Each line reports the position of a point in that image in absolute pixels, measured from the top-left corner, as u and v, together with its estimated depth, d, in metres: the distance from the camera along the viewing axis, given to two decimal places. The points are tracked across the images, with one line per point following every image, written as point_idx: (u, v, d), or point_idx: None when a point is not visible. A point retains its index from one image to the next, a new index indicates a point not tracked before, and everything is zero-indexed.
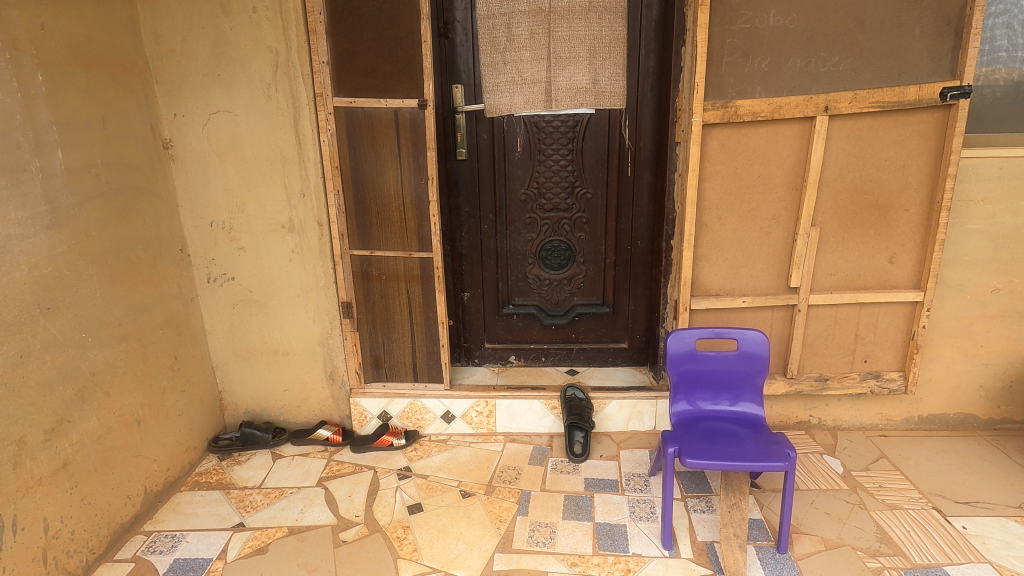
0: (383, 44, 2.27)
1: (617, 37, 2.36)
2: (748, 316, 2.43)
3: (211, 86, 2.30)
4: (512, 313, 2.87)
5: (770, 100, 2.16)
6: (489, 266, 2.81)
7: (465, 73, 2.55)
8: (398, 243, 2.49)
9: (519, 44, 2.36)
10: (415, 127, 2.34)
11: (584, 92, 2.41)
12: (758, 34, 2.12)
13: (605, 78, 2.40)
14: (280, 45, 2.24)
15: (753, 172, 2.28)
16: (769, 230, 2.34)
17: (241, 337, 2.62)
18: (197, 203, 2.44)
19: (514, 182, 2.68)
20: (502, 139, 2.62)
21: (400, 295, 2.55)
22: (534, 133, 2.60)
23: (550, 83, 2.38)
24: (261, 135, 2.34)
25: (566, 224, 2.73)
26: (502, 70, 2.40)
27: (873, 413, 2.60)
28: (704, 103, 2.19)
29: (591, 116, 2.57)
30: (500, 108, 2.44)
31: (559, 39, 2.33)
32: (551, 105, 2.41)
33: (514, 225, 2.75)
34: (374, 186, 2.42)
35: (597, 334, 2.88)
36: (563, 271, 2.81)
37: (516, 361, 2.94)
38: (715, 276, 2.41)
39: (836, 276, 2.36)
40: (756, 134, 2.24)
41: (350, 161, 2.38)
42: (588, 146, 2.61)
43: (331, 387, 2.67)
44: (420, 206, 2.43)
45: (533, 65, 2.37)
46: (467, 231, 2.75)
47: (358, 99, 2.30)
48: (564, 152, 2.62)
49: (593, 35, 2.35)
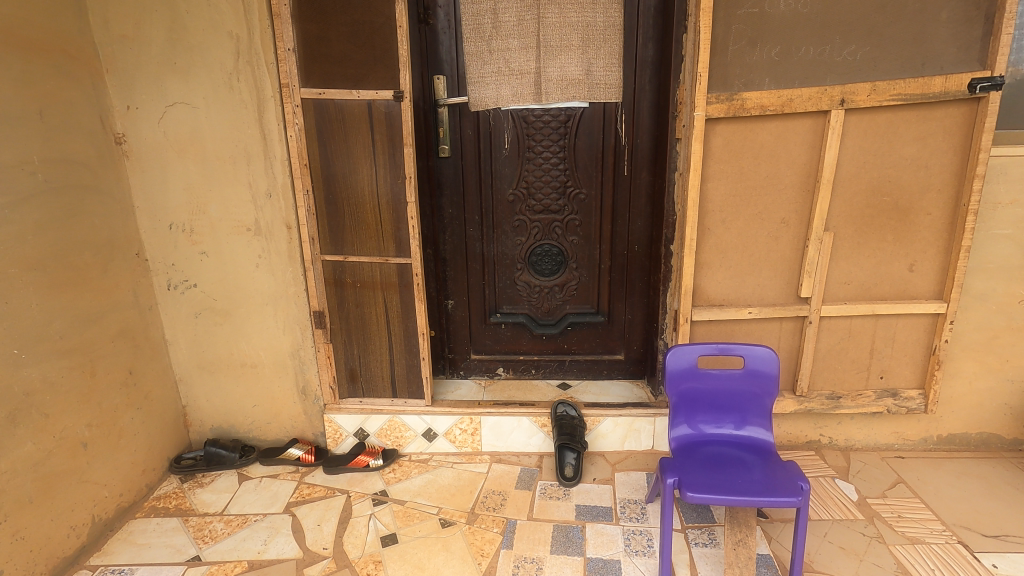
0: (354, 28, 2.03)
1: (613, 24, 2.19)
2: (754, 328, 2.24)
3: (167, 76, 2.09)
4: (500, 322, 2.66)
5: (781, 92, 1.97)
6: (476, 272, 2.60)
7: (448, 63, 2.35)
8: (374, 248, 2.25)
9: (506, 32, 2.21)
10: (390, 122, 2.11)
11: (576, 84, 2.25)
12: (767, 19, 1.93)
13: (599, 68, 2.24)
14: (241, 31, 2.03)
15: (760, 172, 2.08)
16: (778, 234, 2.14)
17: (206, 348, 2.42)
18: (156, 203, 2.23)
19: (501, 182, 2.47)
20: (488, 134, 2.41)
21: (377, 304, 2.33)
22: (522, 128, 2.40)
23: (539, 74, 2.23)
24: (223, 130, 2.13)
25: (558, 227, 2.52)
26: (488, 60, 2.25)
27: (889, 432, 2.41)
28: (707, 95, 1.99)
29: (585, 109, 2.36)
30: (484, 101, 2.28)
31: (549, 26, 2.18)
32: (540, 98, 2.26)
33: (501, 228, 2.53)
34: (347, 186, 2.19)
35: (591, 344, 2.68)
36: (554, 277, 2.59)
37: (504, 374, 2.73)
38: (719, 285, 2.21)
39: (851, 285, 2.16)
40: (764, 130, 2.04)
41: (320, 158, 2.17)
42: (582, 142, 2.41)
43: (303, 402, 2.48)
44: (397, 207, 2.19)
45: (521, 54, 2.22)
46: (452, 234, 2.55)
47: (327, 90, 2.08)
48: (555, 149, 2.42)
49: (586, 20, 2.19)
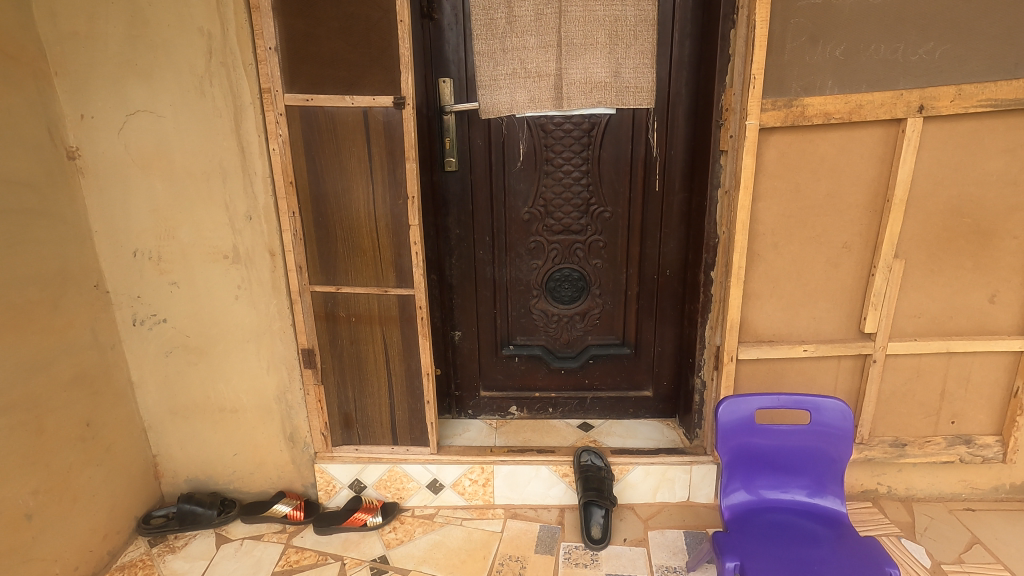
0: (346, 23, 1.72)
1: (645, 18, 1.92)
2: (808, 367, 1.96)
3: (127, 79, 1.78)
4: (514, 355, 2.36)
5: (849, 97, 1.68)
6: (486, 299, 2.30)
7: (455, 64, 2.05)
8: (371, 277, 1.95)
9: (523, 28, 1.95)
10: (390, 133, 1.80)
11: (602, 88, 1.98)
12: (834, 11, 1.64)
13: (629, 70, 1.97)
14: (213, 26, 1.72)
15: (820, 190, 1.80)
16: (839, 261, 1.85)
17: (179, 390, 2.11)
18: (117, 227, 1.92)
19: (515, 198, 2.18)
20: (501, 145, 2.11)
21: (374, 341, 2.03)
22: (540, 138, 2.10)
23: (561, 76, 1.98)
24: (194, 142, 1.83)
25: (579, 249, 2.22)
26: (502, 60, 1.98)
27: (955, 480, 2.12)
28: (762, 101, 1.70)
29: (612, 116, 2.07)
30: (497, 104, 2.02)
31: (572, 21, 1.92)
32: (562, 104, 2.00)
33: (515, 251, 2.24)
34: (338, 207, 1.88)
35: (615, 379, 2.39)
36: (574, 305, 2.30)
37: (518, 412, 2.43)
38: (768, 318, 1.93)
39: (922, 319, 1.88)
40: (827, 141, 1.75)
41: (308, 174, 1.86)
42: (607, 154, 2.11)
43: (291, 450, 2.18)
44: (398, 230, 1.89)
45: (540, 54, 1.96)
46: (459, 258, 2.25)
47: (316, 96, 1.77)
48: (577, 162, 2.12)
49: (614, 14, 1.91)
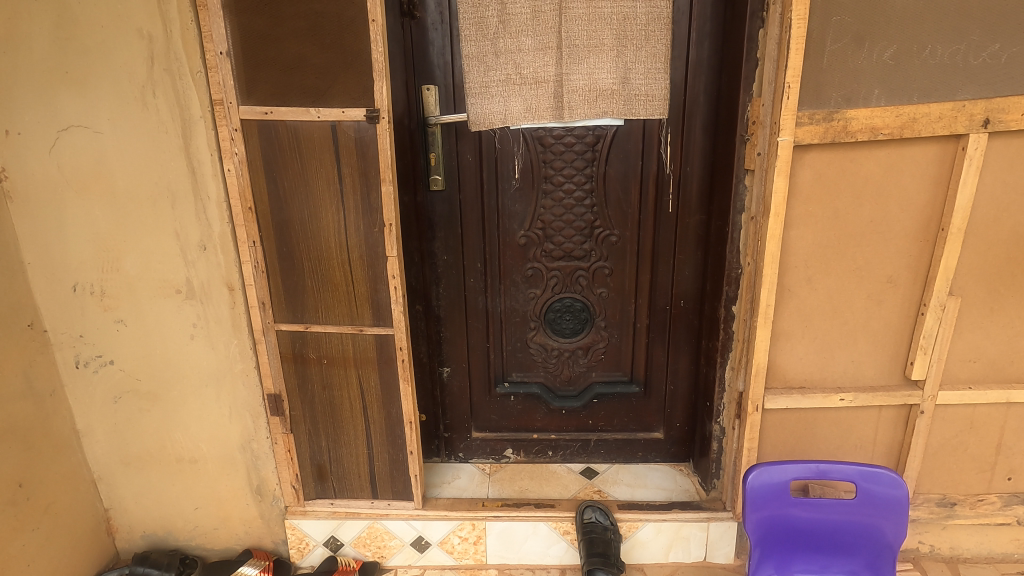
0: (309, 23, 1.46)
1: (657, 17, 1.67)
2: (845, 417, 1.71)
3: (58, 89, 1.52)
4: (509, 394, 2.12)
5: (900, 109, 1.43)
6: (478, 332, 2.06)
7: (440, 69, 1.79)
8: (344, 315, 1.70)
9: (518, 27, 1.70)
10: (363, 151, 1.54)
11: (609, 96, 1.73)
12: (885, 8, 1.39)
13: (639, 75, 1.72)
14: (153, 26, 1.46)
15: (864, 216, 1.54)
16: (883, 297, 1.60)
17: (131, 439, 1.87)
18: (51, 258, 1.67)
19: (510, 221, 1.93)
20: (493, 161, 1.86)
21: (349, 386, 1.78)
22: (537, 153, 1.85)
23: (561, 82, 1.73)
24: (137, 162, 1.58)
25: (582, 277, 1.97)
26: (494, 64, 1.73)
27: (1007, 539, 1.88)
28: (798, 114, 1.44)
29: (620, 128, 1.82)
30: (489, 115, 1.77)
31: (574, 19, 1.68)
32: (562, 115, 1.76)
33: (510, 279, 1.99)
34: (305, 236, 1.63)
35: (622, 420, 2.14)
36: (576, 339, 2.05)
37: (514, 456, 2.19)
38: (800, 362, 1.68)
39: (977, 364, 1.63)
40: (872, 160, 1.49)
41: (268, 198, 1.61)
42: (614, 171, 1.86)
43: (259, 504, 1.94)
44: (374, 262, 1.64)
45: (537, 57, 1.72)
46: (447, 287, 2.00)
47: (276, 108, 1.52)
48: (580, 180, 1.87)
49: (621, 13, 1.67)
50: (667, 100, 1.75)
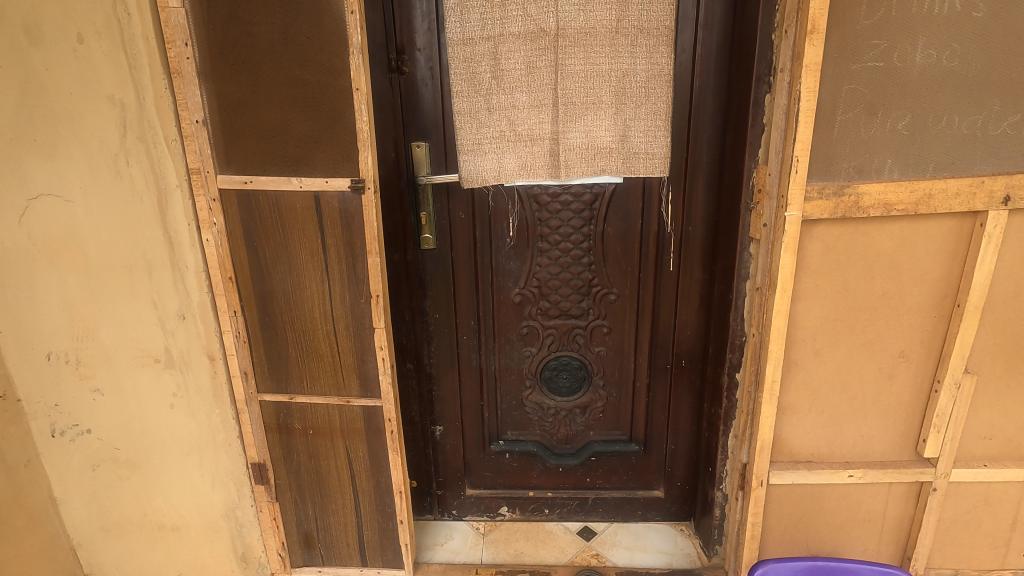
0: (290, 91, 1.39)
1: (658, 75, 1.59)
2: (853, 493, 1.63)
3: (23, 155, 1.42)
4: (504, 452, 2.05)
5: (915, 184, 1.35)
6: (471, 390, 1.99)
7: (431, 124, 1.71)
8: (330, 385, 1.63)
9: (512, 83, 1.62)
10: (347, 221, 1.47)
11: (607, 154, 1.66)
12: (900, 79, 1.31)
13: (639, 132, 1.65)
14: (126, 94, 1.38)
15: (875, 291, 1.46)
16: (894, 372, 1.53)
17: (110, 508, 1.79)
18: (21, 328, 1.57)
19: (504, 279, 1.85)
20: (486, 219, 1.79)
21: (336, 456, 1.72)
22: (533, 211, 1.77)
23: (557, 140, 1.66)
24: (111, 230, 1.49)
25: (579, 336, 1.90)
26: (487, 120, 1.65)
27: None
28: (806, 188, 1.36)
29: (618, 185, 1.74)
30: (482, 173, 1.69)
31: (570, 76, 1.60)
32: (558, 173, 1.68)
33: (505, 337, 1.92)
34: (288, 306, 1.56)
35: (621, 478, 2.07)
36: (574, 397, 1.98)
37: (509, 514, 2.12)
38: (806, 436, 1.60)
39: (993, 441, 1.56)
40: (885, 234, 1.42)
41: (250, 268, 1.54)
42: (613, 229, 1.78)
43: (244, 572, 1.87)
44: (361, 333, 1.56)
45: (532, 114, 1.64)
46: (439, 345, 1.93)
47: (256, 178, 1.45)
48: (578, 238, 1.79)
49: (621, 69, 1.59)
50: (668, 158, 1.66)
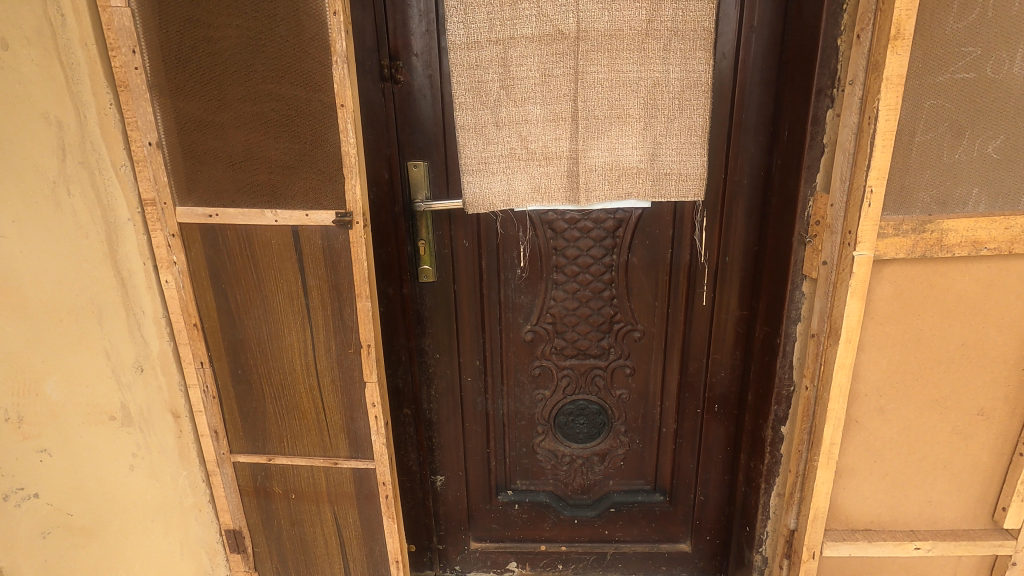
0: (262, 108, 1.16)
1: (695, 85, 1.37)
2: (918, 565, 1.42)
3: None
4: (513, 503, 1.83)
5: (1009, 219, 1.14)
6: (477, 437, 1.77)
7: (431, 141, 1.49)
8: (315, 445, 1.41)
9: (524, 94, 1.40)
10: (333, 260, 1.24)
11: (634, 175, 1.44)
12: (996, 94, 1.09)
13: (671, 150, 1.42)
14: (63, 111, 1.14)
15: (954, 340, 1.25)
16: (971, 432, 1.32)
17: None
18: None
19: (515, 315, 1.63)
20: (494, 248, 1.57)
21: (323, 522, 1.49)
22: (547, 239, 1.55)
23: (576, 159, 1.44)
24: (52, 267, 1.21)
25: (599, 377, 1.68)
26: (495, 136, 1.44)
27: None
28: (880, 223, 1.15)
29: (646, 210, 1.52)
30: (489, 196, 1.47)
31: (593, 86, 1.38)
32: (578, 197, 1.46)
33: (514, 378, 1.70)
34: (264, 357, 1.33)
35: (644, 532, 1.85)
36: (591, 445, 1.76)
37: (518, 569, 1.91)
38: (865, 502, 1.39)
39: None
40: (969, 275, 1.20)
41: (219, 314, 1.31)
42: (639, 259, 1.56)
43: None
44: (350, 387, 1.34)
45: (547, 129, 1.42)
46: (441, 387, 1.71)
47: (223, 210, 1.22)
48: (598, 270, 1.57)
49: (651, 79, 1.37)
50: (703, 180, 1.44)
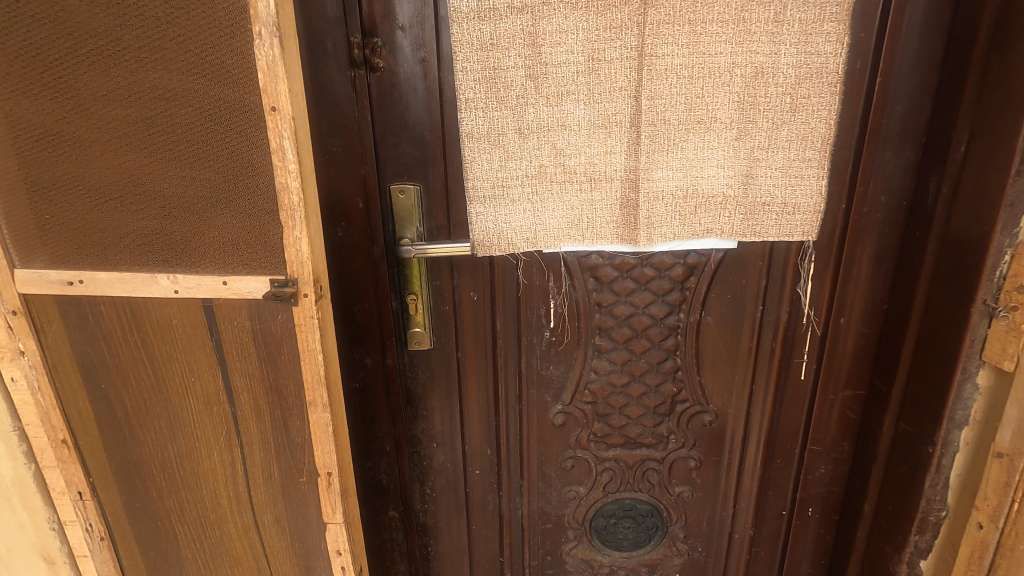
0: (152, 112, 0.70)
1: (814, 74, 0.93)
2: None
3: None
4: None
5: None
6: (486, 543, 1.33)
7: (423, 154, 1.02)
8: None
9: (565, 87, 0.95)
10: (270, 350, 0.79)
11: (717, 204, 1.01)
12: None
13: (774, 170, 0.99)
14: None
15: None
16: None
17: None
18: None
19: (540, 390, 1.19)
20: (514, 303, 1.12)
21: None
22: (588, 291, 1.11)
23: (635, 180, 1.00)
24: None
25: (652, 470, 1.25)
26: (518, 148, 0.99)
27: None
28: None
29: (729, 252, 1.07)
30: (509, 233, 1.03)
31: (667, 75, 0.93)
32: (637, 233, 1.02)
33: (538, 471, 1.26)
34: (175, 484, 0.88)
35: None
36: (638, 554, 1.32)
37: None
38: None
39: None
40: None
41: (100, 424, 0.85)
42: (715, 318, 1.12)
43: None
44: (306, 528, 0.89)
45: (596, 138, 0.98)
46: (439, 482, 1.27)
47: (96, 273, 0.77)
48: (659, 333, 1.13)
49: (751, 66, 0.93)
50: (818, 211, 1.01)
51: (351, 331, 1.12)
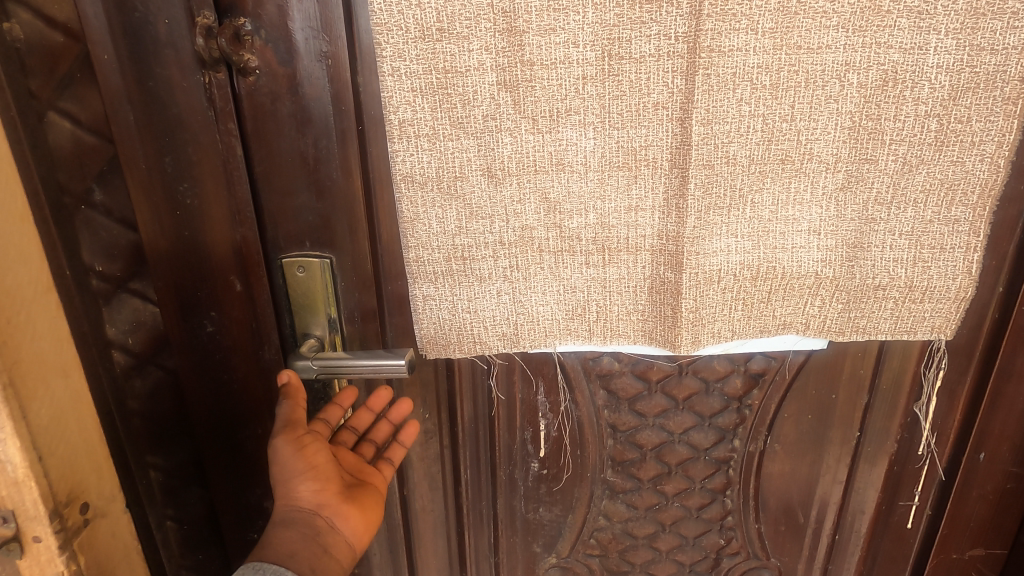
0: None
1: (984, 83, 0.55)
2: None
3: None
4: None
5: None
6: None
7: (333, 207, 0.63)
8: None
9: (564, 102, 0.57)
10: None
11: (805, 288, 0.63)
12: None
13: (901, 237, 0.61)
14: None
15: None
16: None
17: None
18: None
19: (526, 539, 0.82)
20: (485, 424, 0.75)
21: None
22: (597, 408, 0.73)
23: (677, 254, 0.61)
24: None
25: None
26: (487, 200, 0.60)
27: None
28: None
29: (814, 354, 0.70)
30: (475, 330, 0.65)
31: (737, 84, 0.55)
32: (678, 333, 0.64)
33: None
34: None
35: None
36: None
37: None
38: None
39: None
40: None
41: None
42: (785, 447, 0.75)
43: None
44: None
45: (615, 186, 0.60)
46: None
47: None
48: (702, 467, 0.76)
49: (877, 69, 0.55)
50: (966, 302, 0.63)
51: (241, 466, 0.75)
